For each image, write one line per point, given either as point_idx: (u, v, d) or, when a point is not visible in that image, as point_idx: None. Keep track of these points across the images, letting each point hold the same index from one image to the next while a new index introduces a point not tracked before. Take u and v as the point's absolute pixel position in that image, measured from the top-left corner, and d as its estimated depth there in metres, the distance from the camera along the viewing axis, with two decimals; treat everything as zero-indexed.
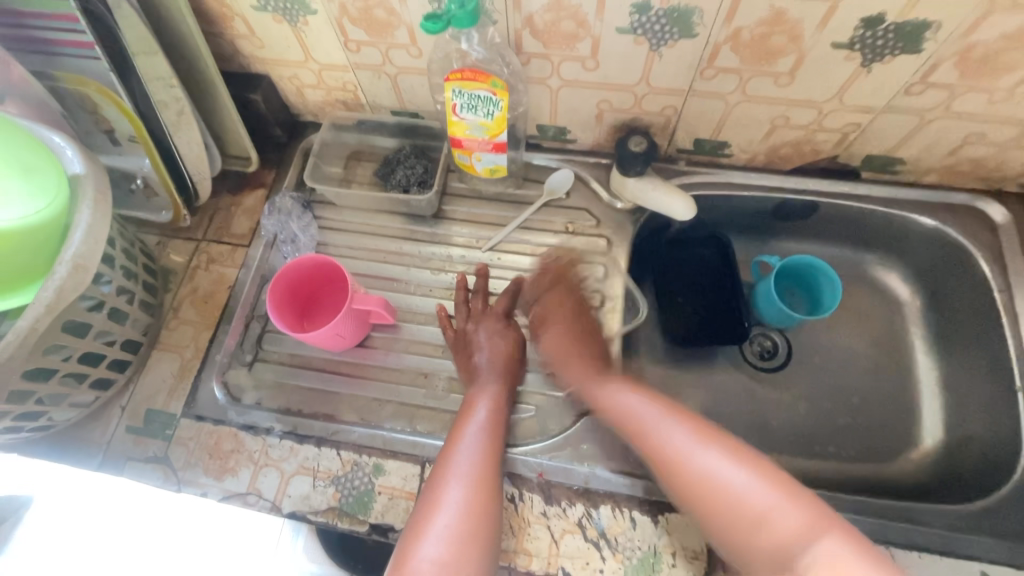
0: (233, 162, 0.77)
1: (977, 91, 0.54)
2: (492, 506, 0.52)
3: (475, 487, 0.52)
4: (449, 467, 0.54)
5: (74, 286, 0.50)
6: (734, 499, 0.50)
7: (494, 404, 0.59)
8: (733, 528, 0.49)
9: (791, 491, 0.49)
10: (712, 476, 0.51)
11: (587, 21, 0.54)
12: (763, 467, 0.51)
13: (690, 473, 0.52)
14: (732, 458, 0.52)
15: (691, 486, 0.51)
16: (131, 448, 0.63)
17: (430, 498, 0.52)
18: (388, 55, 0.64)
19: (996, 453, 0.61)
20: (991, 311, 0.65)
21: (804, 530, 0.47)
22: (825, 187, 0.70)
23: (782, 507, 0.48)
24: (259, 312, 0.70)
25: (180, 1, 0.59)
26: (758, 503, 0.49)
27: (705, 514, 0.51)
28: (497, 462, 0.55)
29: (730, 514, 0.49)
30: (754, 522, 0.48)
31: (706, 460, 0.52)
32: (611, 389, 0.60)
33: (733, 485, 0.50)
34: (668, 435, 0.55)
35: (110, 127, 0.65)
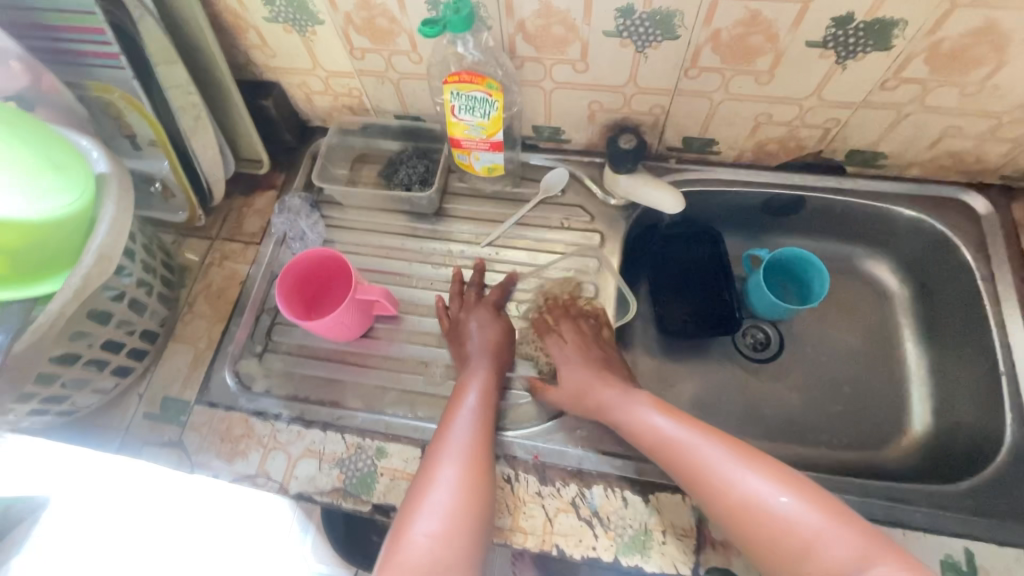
0: (245, 165, 0.81)
1: (949, 85, 0.57)
2: (485, 485, 0.55)
3: (468, 468, 0.55)
4: (442, 449, 0.56)
5: (100, 273, 0.54)
6: (793, 532, 0.48)
7: (484, 390, 0.62)
8: (786, 558, 0.47)
9: (852, 524, 0.47)
10: (760, 502, 0.49)
11: (576, 25, 0.58)
12: (817, 496, 0.49)
13: (731, 500, 0.50)
14: (778, 483, 0.50)
15: (738, 507, 0.50)
16: (148, 433, 0.66)
17: (425, 477, 0.54)
18: (391, 61, 0.68)
19: (982, 437, 0.63)
20: (974, 299, 0.67)
21: (841, 545, 0.46)
22: (811, 182, 0.73)
23: (855, 546, 0.46)
24: (269, 305, 0.74)
25: (198, 13, 0.63)
26: (809, 529, 0.47)
27: (761, 551, 0.48)
28: (487, 444, 0.58)
29: (790, 551, 0.47)
30: (815, 558, 0.46)
31: (753, 486, 0.50)
32: (634, 404, 0.59)
33: (789, 515, 0.48)
34: (708, 455, 0.53)
35: (132, 132, 0.70)
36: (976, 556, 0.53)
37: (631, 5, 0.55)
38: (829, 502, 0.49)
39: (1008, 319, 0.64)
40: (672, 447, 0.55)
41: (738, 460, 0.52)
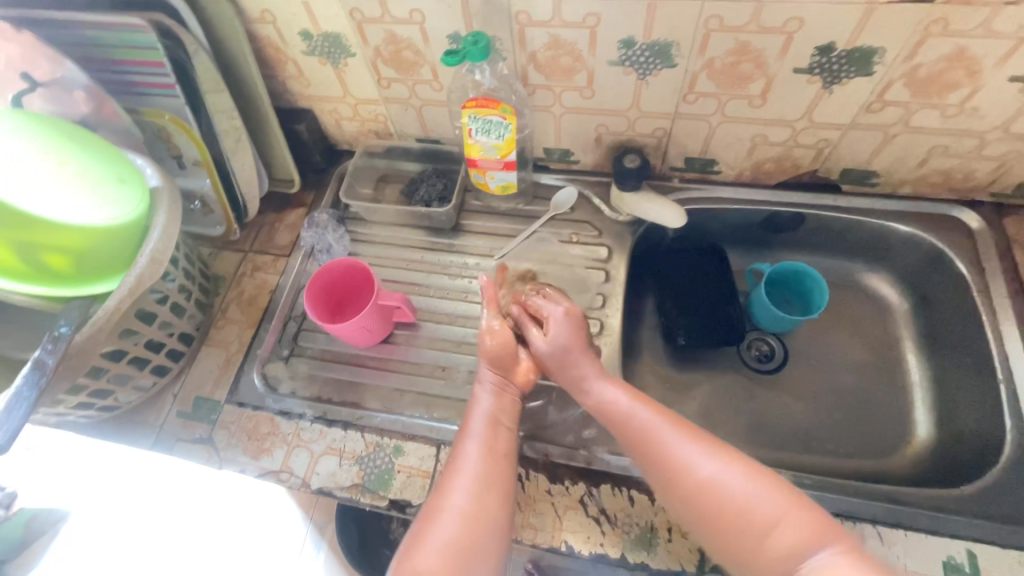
0: (278, 185, 0.88)
1: (930, 106, 0.61)
2: (497, 516, 0.53)
3: (480, 495, 0.54)
4: (451, 480, 0.55)
5: (151, 274, 0.59)
6: (723, 495, 0.50)
7: (492, 415, 0.60)
8: (719, 521, 0.50)
9: (782, 487, 0.50)
10: (692, 464, 0.52)
11: (582, 55, 0.64)
12: (746, 460, 0.53)
13: (668, 463, 0.53)
14: (710, 449, 0.53)
15: (672, 470, 0.53)
16: (180, 431, 0.70)
17: (434, 505, 0.54)
18: (414, 90, 0.75)
19: (984, 443, 0.64)
20: (970, 310, 0.69)
21: (760, 509, 0.49)
22: (809, 199, 0.76)
23: (782, 507, 0.49)
24: (296, 313, 0.79)
25: (246, 49, 0.72)
26: (736, 494, 0.50)
27: (695, 513, 0.51)
28: (500, 471, 0.56)
29: (720, 514, 0.50)
30: (744, 520, 0.49)
31: (687, 448, 0.53)
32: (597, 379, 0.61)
33: (718, 480, 0.51)
34: (668, 439, 0.54)
35: (180, 153, 0.77)
36: (979, 556, 0.54)
37: (632, 37, 0.61)
38: (755, 468, 0.52)
39: (1003, 328, 0.66)
40: (614, 410, 0.58)
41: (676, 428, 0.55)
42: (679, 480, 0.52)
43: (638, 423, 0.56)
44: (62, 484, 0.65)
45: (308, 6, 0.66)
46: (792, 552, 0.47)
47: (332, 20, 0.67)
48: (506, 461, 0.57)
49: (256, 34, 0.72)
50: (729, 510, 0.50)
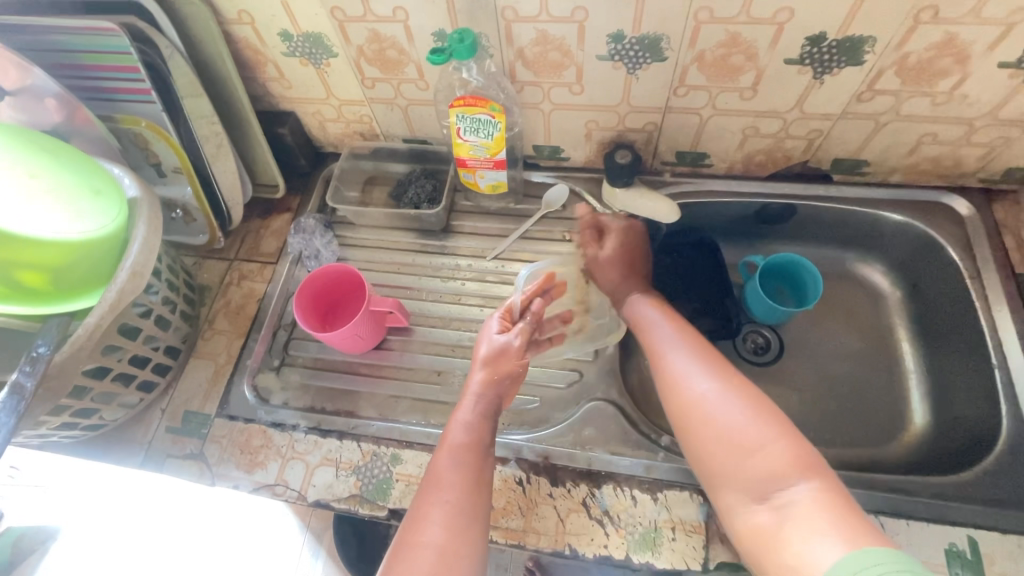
0: (262, 190, 0.86)
1: (920, 94, 0.61)
2: (471, 559, 0.49)
3: (457, 530, 0.50)
4: (426, 510, 0.51)
5: (132, 289, 0.57)
6: (709, 417, 0.52)
7: (477, 440, 0.56)
8: (702, 439, 0.52)
9: (774, 419, 0.50)
10: (685, 384, 0.55)
11: (571, 51, 0.63)
12: (747, 391, 0.53)
13: (670, 377, 0.57)
14: (711, 374, 0.55)
15: (672, 384, 0.56)
16: (170, 447, 0.69)
17: (406, 538, 0.50)
18: (399, 89, 0.73)
19: (980, 428, 0.64)
20: (962, 296, 0.69)
21: (751, 434, 0.50)
22: (801, 190, 0.76)
23: (770, 437, 0.49)
24: (285, 321, 0.77)
25: (223, 52, 0.69)
26: (723, 414, 0.52)
27: (684, 428, 0.54)
28: (476, 503, 0.52)
29: (707, 431, 0.52)
30: (726, 442, 0.50)
31: (687, 368, 0.56)
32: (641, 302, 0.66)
33: (707, 402, 0.53)
34: (675, 355, 0.58)
35: (159, 161, 0.74)
36: (981, 543, 0.55)
37: (621, 31, 0.60)
38: (753, 400, 0.52)
39: (996, 314, 0.66)
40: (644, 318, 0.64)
41: (682, 350, 0.58)
42: (672, 397, 0.55)
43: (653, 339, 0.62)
44: (49, 505, 0.63)
45: (287, 5, 0.64)
46: (769, 478, 0.48)
47: (313, 20, 0.65)
48: (484, 495, 0.53)
49: (234, 35, 0.70)
50: (711, 431, 0.51)
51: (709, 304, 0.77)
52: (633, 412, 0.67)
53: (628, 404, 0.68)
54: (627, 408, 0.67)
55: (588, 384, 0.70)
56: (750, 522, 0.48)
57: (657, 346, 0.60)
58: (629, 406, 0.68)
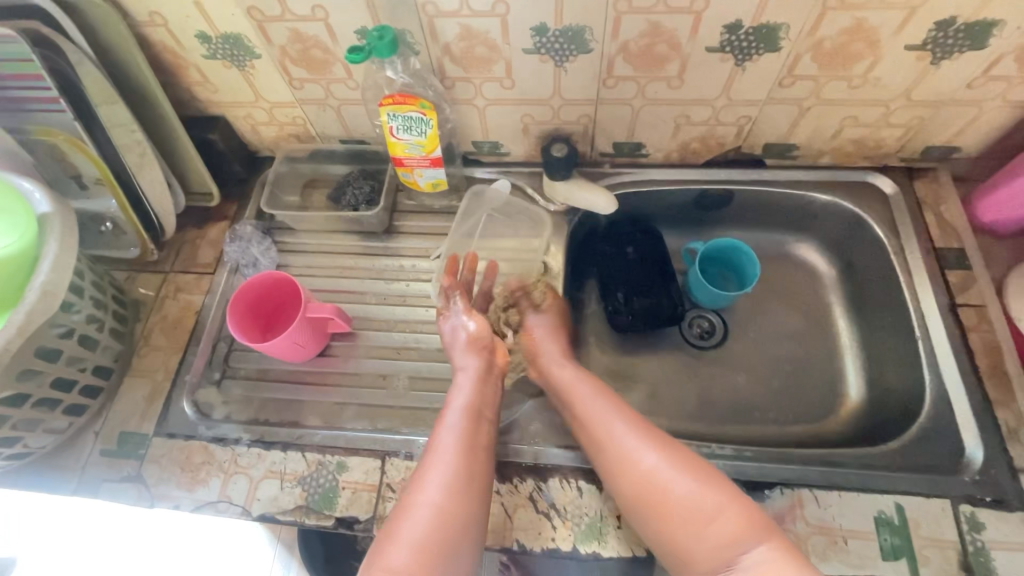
0: (196, 199, 0.83)
1: (837, 78, 0.63)
2: (471, 514, 0.53)
3: (455, 490, 0.53)
4: (425, 474, 0.55)
5: (43, 310, 0.55)
6: (666, 491, 0.53)
7: (473, 407, 0.60)
8: (662, 514, 0.53)
9: (718, 485, 0.54)
10: (636, 459, 0.56)
11: (497, 45, 0.62)
12: (692, 461, 0.56)
13: (614, 451, 0.57)
14: (653, 445, 0.57)
15: (617, 459, 0.56)
16: (105, 470, 0.66)
17: (405, 501, 0.54)
18: (329, 89, 0.72)
19: (909, 399, 0.67)
20: (889, 271, 0.72)
21: (704, 504, 0.52)
22: (736, 176, 0.77)
23: (721, 505, 0.52)
24: (225, 333, 0.75)
25: (139, 58, 0.67)
26: (673, 486, 0.54)
27: (638, 505, 0.54)
28: (479, 464, 0.56)
29: (663, 506, 0.53)
30: (684, 515, 0.52)
31: (635, 443, 0.57)
32: (558, 356, 0.67)
33: (660, 476, 0.54)
34: (614, 429, 0.58)
35: (78, 173, 0.71)
36: (906, 508, 0.57)
37: (544, 24, 0.59)
38: (698, 468, 0.55)
39: (919, 288, 0.69)
40: (573, 394, 0.62)
41: (625, 424, 0.59)
42: (624, 476, 0.55)
43: (585, 412, 0.61)
44: None
45: (199, 5, 0.62)
46: (726, 546, 0.50)
47: (230, 20, 0.63)
48: (485, 457, 0.57)
49: (148, 38, 0.67)
50: (670, 505, 0.53)
51: (653, 291, 0.79)
52: None
53: None
54: None
55: (535, 378, 0.70)
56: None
57: (599, 424, 0.59)
58: None
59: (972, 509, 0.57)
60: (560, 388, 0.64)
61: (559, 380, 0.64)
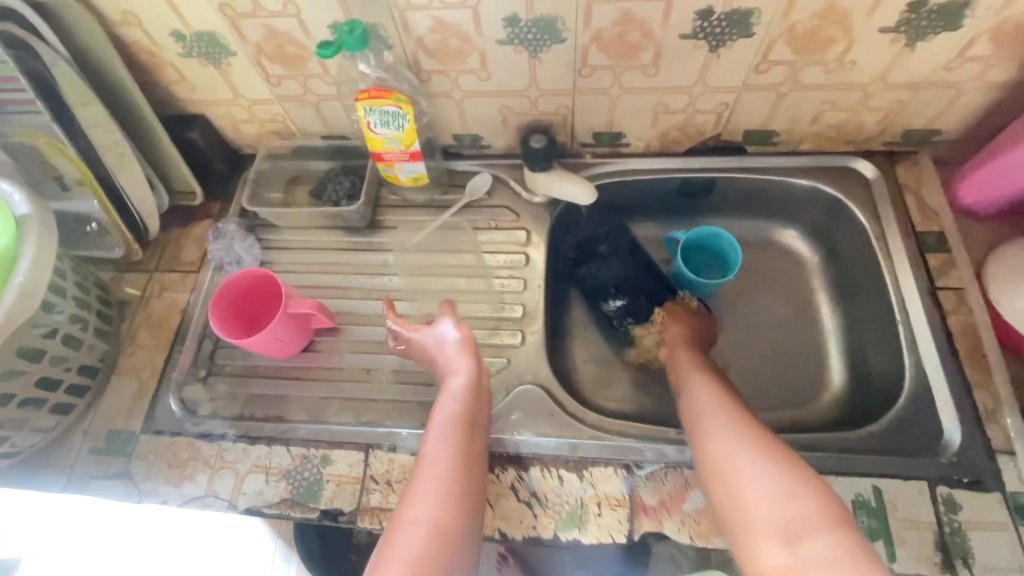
0: (180, 198, 0.83)
1: (813, 63, 0.63)
2: (467, 531, 0.51)
3: (449, 503, 0.52)
4: (416, 490, 0.53)
5: (23, 310, 0.56)
6: (737, 464, 0.51)
7: (466, 412, 0.59)
8: (729, 484, 0.51)
9: (798, 469, 0.49)
10: (718, 432, 0.55)
11: (470, 36, 0.62)
12: (778, 448, 0.51)
13: (700, 426, 0.57)
14: (739, 424, 0.54)
15: (699, 433, 0.56)
16: (94, 467, 0.67)
17: (398, 518, 0.51)
18: (307, 85, 0.72)
19: (889, 382, 0.67)
20: (870, 256, 0.72)
21: (775, 481, 0.48)
22: (718, 163, 0.77)
23: (793, 486, 0.47)
24: (210, 330, 0.75)
25: (114, 58, 0.67)
26: (744, 459, 0.51)
27: (712, 473, 0.53)
28: (470, 479, 0.54)
29: (730, 476, 0.51)
30: (749, 486, 0.49)
31: (726, 416, 0.56)
32: (684, 349, 0.69)
33: (733, 449, 0.52)
34: (707, 407, 0.58)
35: (59, 174, 0.71)
36: (884, 491, 0.57)
37: (515, 14, 0.59)
38: (779, 451, 0.51)
39: (899, 272, 0.69)
40: (690, 362, 0.66)
41: (721, 402, 0.58)
42: (703, 442, 0.55)
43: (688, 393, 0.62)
44: None
45: (171, 3, 0.62)
46: (790, 525, 0.45)
47: (203, 18, 0.63)
48: (475, 471, 0.56)
49: (122, 37, 0.67)
50: (736, 477, 0.50)
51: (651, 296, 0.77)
52: (560, 393, 0.68)
53: (557, 386, 0.68)
54: (555, 390, 0.68)
55: (517, 369, 0.70)
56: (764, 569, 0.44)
57: (698, 395, 0.60)
58: (557, 389, 0.68)
59: (948, 490, 0.57)
60: (679, 357, 0.68)
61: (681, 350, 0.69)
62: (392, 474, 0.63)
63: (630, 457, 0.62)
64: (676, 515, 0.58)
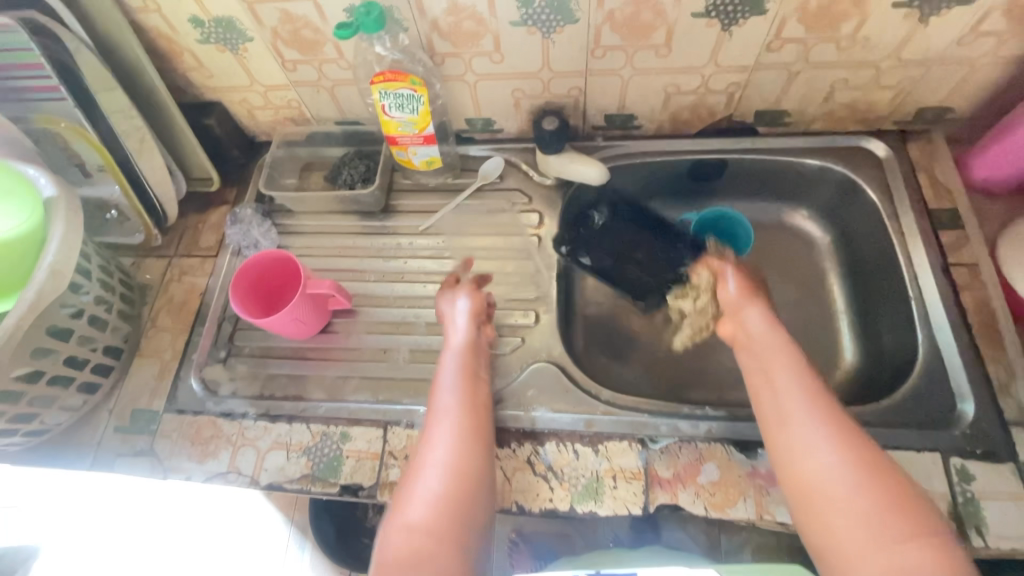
0: (197, 184, 0.85)
1: (825, 40, 0.63)
2: (483, 466, 0.54)
3: (462, 444, 0.54)
4: (429, 440, 0.55)
5: (53, 288, 0.58)
6: (844, 492, 0.47)
7: (467, 367, 0.62)
8: (834, 513, 0.46)
9: (912, 510, 0.45)
10: (819, 451, 0.49)
11: (483, 18, 0.63)
12: (886, 473, 0.47)
13: (789, 433, 0.51)
14: (842, 442, 0.49)
15: (789, 441, 0.51)
16: (119, 446, 0.68)
17: (415, 463, 0.54)
18: (322, 70, 0.73)
19: (901, 358, 0.67)
20: (881, 234, 0.72)
21: (884, 521, 0.45)
22: (729, 145, 0.77)
23: (908, 532, 0.44)
24: (230, 313, 0.77)
25: (134, 45, 0.68)
26: (850, 490, 0.47)
27: (803, 494, 0.49)
28: (479, 423, 0.57)
29: (831, 505, 0.47)
30: (863, 520, 0.45)
31: (828, 432, 0.50)
32: (756, 317, 0.62)
33: (833, 473, 0.48)
34: (801, 411, 0.52)
35: (82, 160, 0.72)
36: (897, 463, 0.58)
37: None
38: (891, 485, 0.47)
39: (911, 249, 0.69)
40: (771, 353, 0.57)
41: (818, 412, 0.51)
42: (802, 462, 0.49)
43: (774, 382, 0.55)
44: None
45: None
46: (903, 574, 0.42)
47: (221, 3, 0.64)
48: (484, 415, 0.59)
49: (142, 24, 0.68)
50: (843, 507, 0.46)
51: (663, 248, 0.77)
52: (573, 371, 0.69)
53: (571, 364, 0.69)
54: (568, 368, 0.69)
55: (531, 348, 0.71)
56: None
57: (791, 400, 0.53)
58: (571, 367, 0.69)
59: (961, 462, 0.57)
60: (757, 343, 0.59)
61: (756, 333, 0.60)
62: (410, 450, 0.65)
63: (644, 432, 0.63)
64: (691, 487, 0.59)
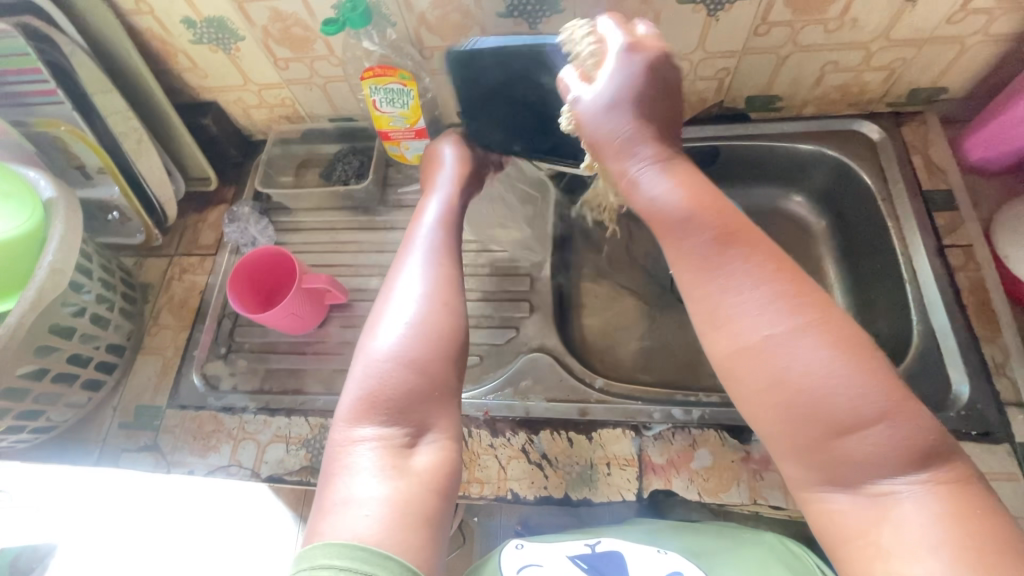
0: (195, 184, 0.86)
1: (813, 23, 0.63)
2: (460, 304, 0.49)
3: (441, 278, 0.50)
4: (400, 276, 0.50)
5: (53, 286, 0.59)
6: (772, 379, 0.38)
7: (450, 214, 0.57)
8: (764, 403, 0.38)
9: (876, 382, 0.36)
10: (738, 327, 0.39)
11: (470, 11, 0.63)
12: (841, 333, 0.38)
13: (712, 305, 0.40)
14: (780, 305, 0.38)
15: (714, 316, 0.40)
16: (124, 441, 0.70)
17: (386, 294, 0.49)
18: (313, 67, 0.73)
19: (896, 341, 0.67)
20: (876, 217, 0.71)
21: (837, 398, 0.36)
22: (722, 131, 0.77)
23: (868, 410, 0.36)
24: (229, 310, 0.78)
25: (129, 48, 0.70)
26: (794, 366, 0.37)
27: (736, 378, 0.39)
28: (455, 262, 0.52)
29: (766, 390, 0.38)
30: (799, 412, 0.37)
31: (748, 305, 0.39)
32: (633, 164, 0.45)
33: (773, 351, 0.38)
34: (728, 276, 0.40)
35: (81, 163, 0.73)
36: None
37: None
38: (847, 348, 0.37)
39: (906, 232, 0.68)
40: (664, 223, 0.43)
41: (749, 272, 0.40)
42: (719, 345, 0.40)
43: (684, 249, 0.42)
44: None
45: None
46: (861, 460, 0.36)
47: (211, 3, 0.65)
48: (457, 253, 0.54)
49: (136, 27, 0.69)
50: (772, 396, 0.38)
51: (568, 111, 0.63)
52: (567, 360, 0.69)
53: (564, 353, 0.70)
54: (562, 357, 0.69)
55: (526, 338, 0.72)
56: (825, 509, 0.38)
57: (703, 266, 0.41)
58: (565, 356, 0.70)
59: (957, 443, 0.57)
60: (649, 208, 0.44)
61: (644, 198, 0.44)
62: None
63: (639, 419, 0.63)
64: (685, 472, 0.60)
